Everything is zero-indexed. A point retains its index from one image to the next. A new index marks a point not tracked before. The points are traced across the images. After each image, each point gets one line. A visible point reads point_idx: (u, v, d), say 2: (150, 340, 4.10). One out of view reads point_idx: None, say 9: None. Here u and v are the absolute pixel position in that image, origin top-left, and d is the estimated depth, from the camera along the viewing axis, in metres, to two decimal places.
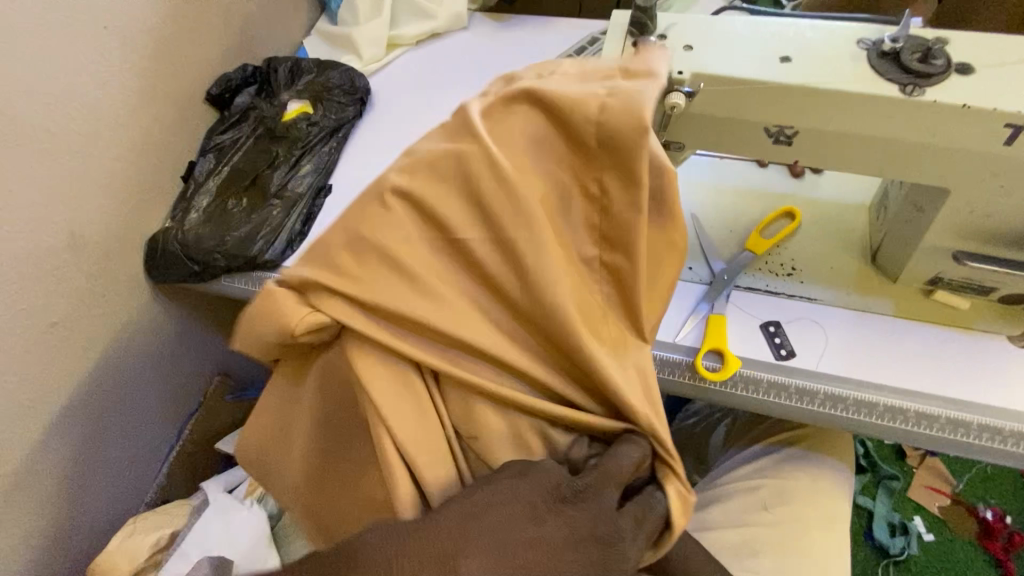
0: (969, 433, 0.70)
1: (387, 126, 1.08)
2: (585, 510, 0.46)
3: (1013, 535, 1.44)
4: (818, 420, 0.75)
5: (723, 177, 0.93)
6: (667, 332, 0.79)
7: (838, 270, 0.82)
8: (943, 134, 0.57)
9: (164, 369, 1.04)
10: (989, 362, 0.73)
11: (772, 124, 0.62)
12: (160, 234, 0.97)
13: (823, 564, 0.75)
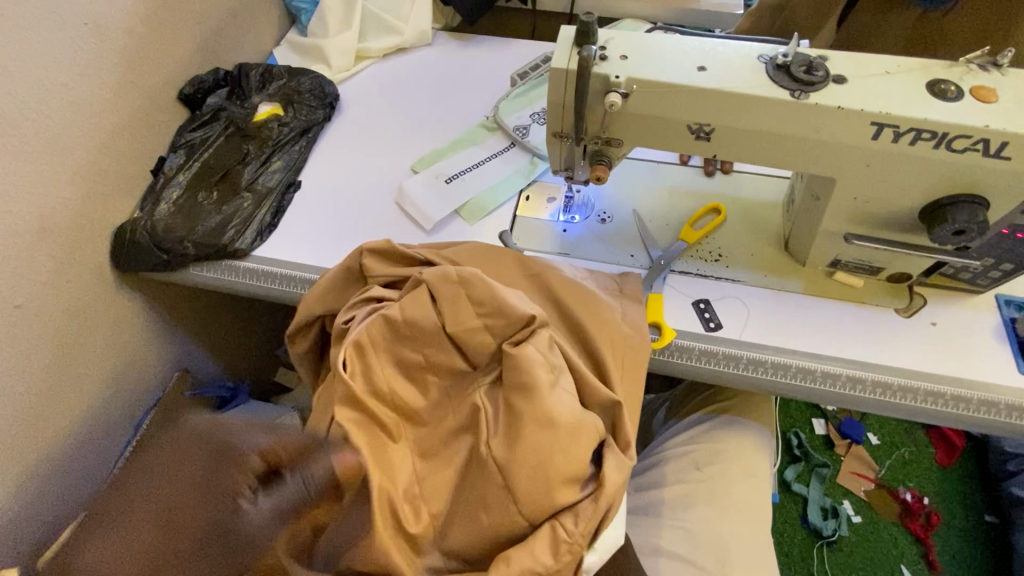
0: (864, 388, 0.82)
1: (355, 130, 1.15)
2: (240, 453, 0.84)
3: (931, 514, 1.48)
4: (745, 382, 0.86)
5: (660, 179, 1.04)
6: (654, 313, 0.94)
7: (757, 256, 0.94)
8: (825, 131, 0.70)
9: (125, 359, 1.05)
10: (878, 329, 0.86)
11: (694, 121, 0.74)
12: (128, 225, 0.99)
13: (745, 510, 0.85)
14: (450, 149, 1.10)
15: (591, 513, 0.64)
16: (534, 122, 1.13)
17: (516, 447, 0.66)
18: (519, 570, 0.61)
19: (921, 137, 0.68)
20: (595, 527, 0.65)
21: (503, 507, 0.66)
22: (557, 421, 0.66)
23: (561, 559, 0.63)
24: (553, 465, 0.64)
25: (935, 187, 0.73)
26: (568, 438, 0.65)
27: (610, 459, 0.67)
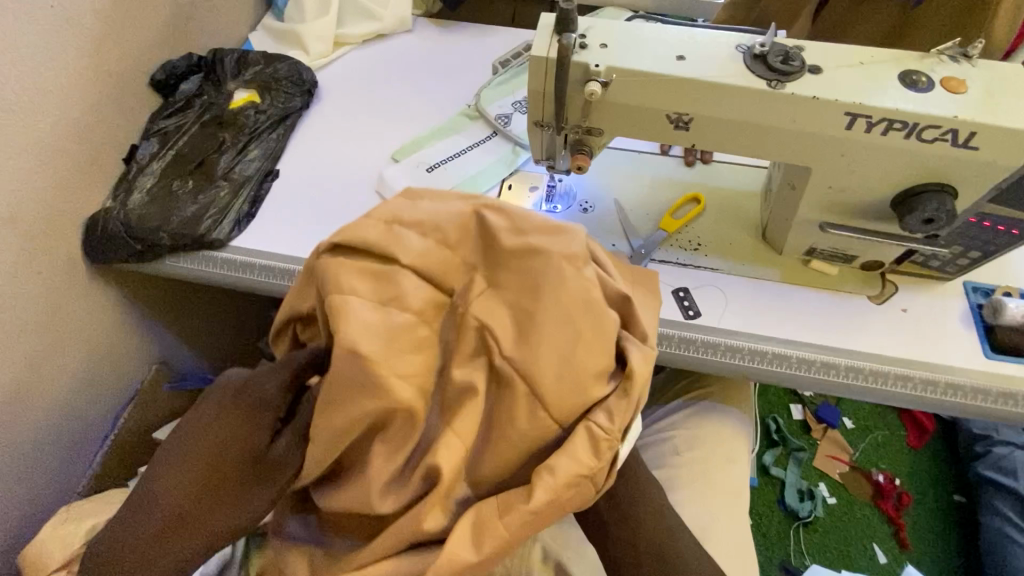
0: (838, 372, 0.85)
1: (334, 117, 1.13)
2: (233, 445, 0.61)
3: (902, 494, 1.52)
4: (723, 369, 0.88)
5: (641, 169, 1.05)
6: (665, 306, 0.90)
7: (736, 245, 0.96)
8: (801, 121, 0.71)
9: (99, 353, 1.03)
10: (852, 316, 0.89)
11: (673, 111, 0.74)
12: (100, 215, 0.97)
13: (724, 493, 0.87)
14: (431, 138, 1.09)
15: (624, 407, 0.59)
16: (515, 111, 1.12)
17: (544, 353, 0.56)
18: (566, 478, 0.57)
19: (893, 127, 0.70)
20: (625, 421, 0.61)
21: (530, 413, 0.58)
22: (576, 317, 0.57)
23: (603, 456, 0.59)
24: (580, 356, 0.57)
25: (907, 176, 0.75)
26: (593, 326, 0.58)
27: (633, 351, 0.62)
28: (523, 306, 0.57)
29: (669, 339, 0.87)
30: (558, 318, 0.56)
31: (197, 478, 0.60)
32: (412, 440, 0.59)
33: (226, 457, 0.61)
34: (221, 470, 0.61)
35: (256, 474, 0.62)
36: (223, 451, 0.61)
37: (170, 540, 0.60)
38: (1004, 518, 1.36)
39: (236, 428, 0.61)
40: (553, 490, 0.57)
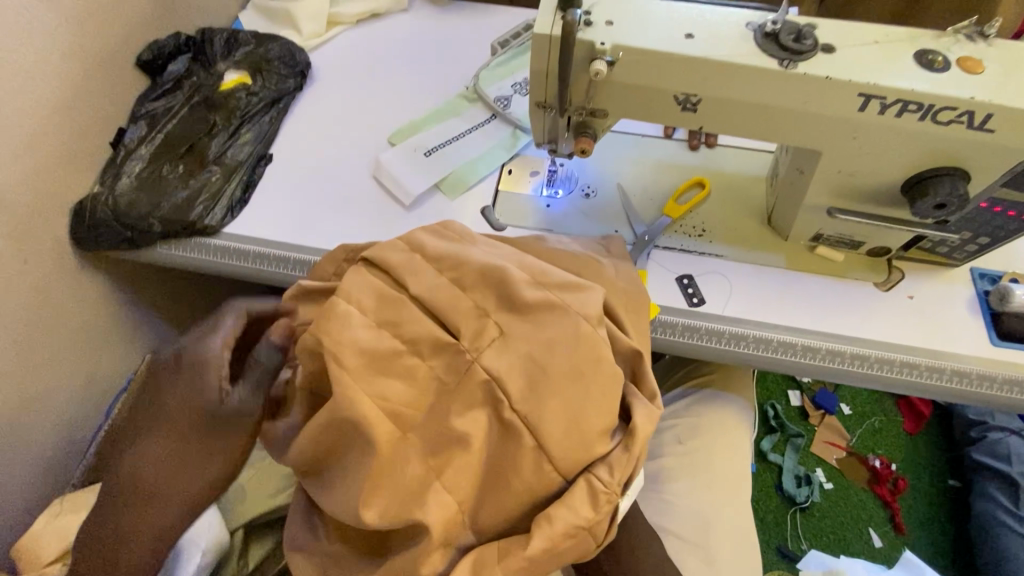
0: (843, 360, 0.83)
1: (329, 99, 1.10)
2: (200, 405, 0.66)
3: (898, 479, 1.53)
4: (727, 357, 0.86)
5: (645, 153, 1.02)
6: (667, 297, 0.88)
7: (741, 231, 0.94)
8: (812, 102, 0.69)
9: (90, 343, 1.00)
10: (858, 302, 0.87)
11: (681, 92, 0.72)
12: (88, 200, 0.94)
13: (727, 482, 0.86)
14: (429, 121, 1.06)
15: (626, 462, 0.61)
16: (515, 93, 1.09)
17: (551, 399, 0.60)
18: (564, 528, 0.58)
19: (907, 108, 0.67)
20: (625, 476, 0.62)
21: (536, 466, 0.60)
22: (585, 373, 0.61)
23: (602, 510, 0.60)
24: (586, 414, 0.60)
25: (918, 160, 0.73)
26: (600, 387, 0.61)
27: (638, 408, 0.65)
28: (541, 356, 0.61)
29: (674, 328, 0.85)
30: (571, 371, 0.60)
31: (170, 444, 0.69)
32: (421, 447, 0.60)
33: (188, 418, 0.67)
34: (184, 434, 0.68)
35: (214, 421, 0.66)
36: (178, 421, 0.68)
37: (150, 504, 0.70)
38: (995, 503, 1.35)
39: (193, 380, 0.67)
40: (551, 538, 0.58)
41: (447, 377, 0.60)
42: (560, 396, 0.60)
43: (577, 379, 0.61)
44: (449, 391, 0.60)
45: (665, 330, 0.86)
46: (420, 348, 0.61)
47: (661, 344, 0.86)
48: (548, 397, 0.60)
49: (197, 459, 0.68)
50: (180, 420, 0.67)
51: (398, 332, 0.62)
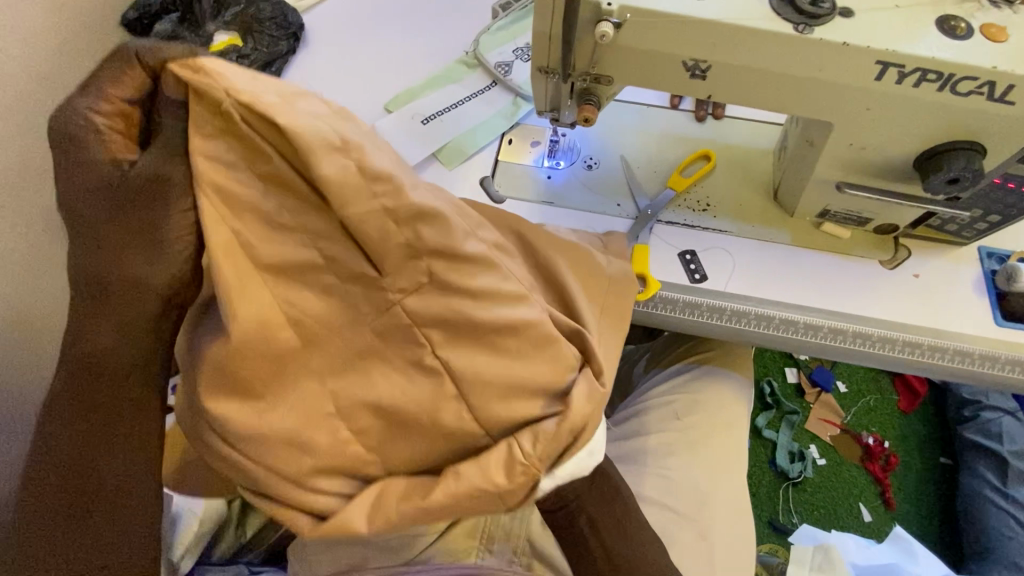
0: (845, 338, 0.82)
1: (323, 63, 1.06)
2: (112, 177, 0.54)
3: (890, 456, 1.55)
4: (727, 334, 0.85)
5: (650, 123, 0.99)
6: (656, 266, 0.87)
7: (746, 206, 0.92)
8: (827, 70, 0.66)
9: None
10: (863, 280, 0.86)
11: (689, 58, 0.69)
12: None
13: (723, 458, 0.86)
14: (426, 87, 1.03)
15: (552, 436, 0.59)
16: (517, 59, 1.05)
17: (482, 357, 0.59)
18: (468, 487, 0.57)
19: (927, 78, 0.65)
20: (556, 452, 0.60)
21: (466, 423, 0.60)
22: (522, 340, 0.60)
23: (514, 480, 0.58)
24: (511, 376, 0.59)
25: (932, 133, 0.70)
26: (536, 353, 0.60)
27: (577, 382, 0.62)
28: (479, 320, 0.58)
29: (675, 305, 0.84)
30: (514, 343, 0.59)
31: (87, 216, 0.55)
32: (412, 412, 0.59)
33: (101, 187, 0.54)
34: (100, 202, 0.54)
35: (133, 191, 0.54)
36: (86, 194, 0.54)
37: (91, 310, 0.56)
38: (982, 480, 1.37)
39: (85, 157, 0.54)
40: (452, 494, 0.57)
41: (392, 341, 0.58)
42: (492, 356, 0.59)
43: (518, 343, 0.59)
44: (387, 371, 0.59)
45: (659, 305, 0.84)
46: (338, 270, 0.54)
47: (653, 319, 0.85)
48: (477, 349, 0.59)
49: (114, 247, 0.55)
50: (89, 180, 0.54)
51: (321, 246, 0.53)
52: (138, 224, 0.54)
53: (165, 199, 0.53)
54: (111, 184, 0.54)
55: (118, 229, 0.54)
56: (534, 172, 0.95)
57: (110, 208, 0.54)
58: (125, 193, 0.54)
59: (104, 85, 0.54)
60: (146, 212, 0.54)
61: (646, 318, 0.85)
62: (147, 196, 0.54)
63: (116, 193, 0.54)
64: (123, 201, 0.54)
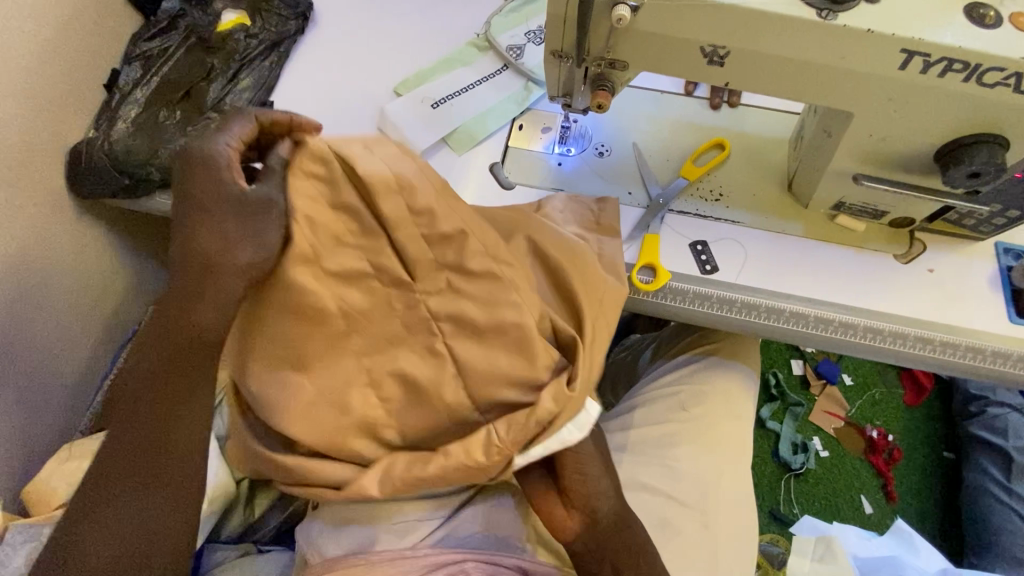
0: (856, 333, 0.81)
1: (332, 44, 1.04)
2: (221, 193, 0.64)
3: (893, 450, 1.55)
4: (737, 326, 0.84)
5: (664, 110, 0.97)
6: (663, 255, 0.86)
7: (760, 196, 0.90)
8: (850, 58, 0.64)
9: (90, 292, 1.00)
10: (877, 274, 0.85)
11: (708, 43, 0.67)
12: (84, 145, 0.91)
13: (727, 449, 0.86)
14: (436, 70, 1.01)
15: (522, 425, 0.64)
16: (529, 42, 1.03)
17: (474, 346, 0.68)
18: (450, 465, 0.65)
19: (952, 68, 0.63)
20: (529, 439, 0.65)
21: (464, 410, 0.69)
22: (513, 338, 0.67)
23: (490, 459, 0.64)
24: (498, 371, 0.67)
25: (954, 125, 0.69)
26: (524, 346, 0.67)
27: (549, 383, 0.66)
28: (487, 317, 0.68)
29: (685, 296, 0.83)
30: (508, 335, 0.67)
31: (198, 221, 0.64)
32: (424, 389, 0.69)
33: (213, 198, 0.64)
34: (210, 213, 0.64)
35: (242, 209, 0.64)
36: (202, 201, 0.64)
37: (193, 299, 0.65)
38: (987, 475, 1.36)
39: (205, 174, 0.65)
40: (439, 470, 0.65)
41: (413, 333, 0.69)
42: (480, 346, 0.68)
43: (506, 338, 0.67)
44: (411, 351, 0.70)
45: (668, 296, 0.84)
46: (384, 277, 0.68)
47: (662, 309, 0.84)
48: (473, 341, 0.68)
49: (215, 247, 0.64)
50: (205, 194, 0.64)
51: (372, 259, 0.68)
52: (236, 232, 0.64)
53: (268, 215, 0.64)
54: (220, 199, 0.64)
55: (225, 235, 0.64)
56: (544, 158, 0.93)
57: (218, 217, 0.64)
58: (232, 209, 0.64)
59: (236, 128, 0.67)
60: (247, 227, 0.64)
61: (655, 307, 0.85)
62: (254, 217, 0.64)
63: (226, 207, 0.64)
64: (231, 213, 0.64)
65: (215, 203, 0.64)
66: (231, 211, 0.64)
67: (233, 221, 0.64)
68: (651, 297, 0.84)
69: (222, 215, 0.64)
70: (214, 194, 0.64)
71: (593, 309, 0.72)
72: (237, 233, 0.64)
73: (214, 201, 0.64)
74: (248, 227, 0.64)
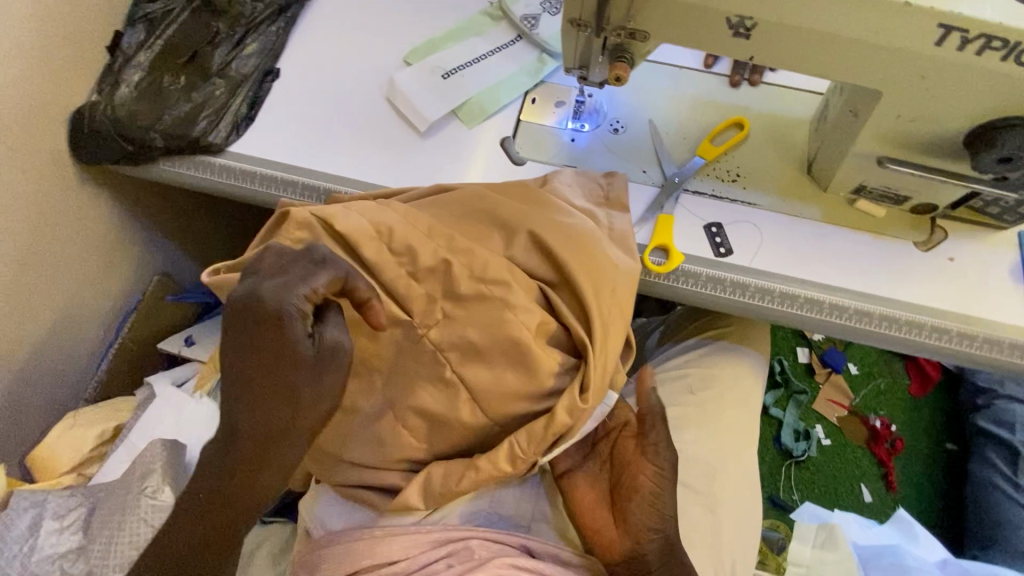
0: (871, 321, 0.80)
1: (340, 11, 1.01)
2: (276, 345, 0.56)
3: (896, 440, 1.54)
4: (750, 311, 0.83)
5: (682, 87, 0.94)
6: (679, 238, 0.84)
7: (778, 178, 0.88)
8: (883, 32, 0.61)
9: (93, 260, 0.99)
10: (894, 261, 0.83)
11: (734, 14, 0.64)
12: (86, 108, 0.89)
13: (733, 434, 0.86)
14: (448, 39, 0.98)
15: (539, 437, 0.68)
16: (544, 12, 0.99)
17: (485, 351, 0.69)
18: (471, 467, 0.70)
19: (991, 46, 0.60)
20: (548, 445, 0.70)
21: (478, 413, 0.70)
22: (518, 350, 0.68)
23: (518, 467, 0.70)
24: (505, 382, 0.69)
25: (989, 106, 0.66)
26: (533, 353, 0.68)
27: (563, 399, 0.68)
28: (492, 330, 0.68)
29: (698, 279, 0.82)
30: (514, 341, 0.68)
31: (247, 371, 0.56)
32: (436, 393, 0.70)
33: (268, 350, 0.56)
34: (259, 366, 0.56)
35: (304, 368, 0.57)
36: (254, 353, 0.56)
37: (231, 445, 0.58)
38: (992, 468, 1.36)
39: (257, 325, 0.56)
40: (462, 471, 0.70)
41: None
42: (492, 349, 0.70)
43: (506, 356, 0.69)
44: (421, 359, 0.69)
45: (682, 279, 0.82)
46: None
47: (673, 292, 0.83)
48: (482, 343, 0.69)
49: (254, 402, 0.56)
50: (261, 351, 0.56)
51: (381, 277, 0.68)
52: (290, 395, 0.56)
53: (324, 375, 0.57)
54: (277, 355, 0.55)
55: (271, 391, 0.56)
56: (556, 134, 0.91)
57: (268, 374, 0.56)
58: (282, 368, 0.56)
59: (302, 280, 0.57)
60: (299, 390, 0.57)
61: (667, 290, 0.83)
62: (304, 380, 0.56)
63: (276, 364, 0.56)
64: (291, 374, 0.56)
65: (264, 359, 0.56)
66: (286, 375, 0.56)
67: (289, 375, 0.56)
68: (665, 281, 0.82)
69: (274, 374, 0.56)
70: (275, 399, 0.56)
71: (606, 302, 0.71)
72: (297, 390, 0.57)
73: (266, 356, 0.56)
74: (307, 388, 0.57)
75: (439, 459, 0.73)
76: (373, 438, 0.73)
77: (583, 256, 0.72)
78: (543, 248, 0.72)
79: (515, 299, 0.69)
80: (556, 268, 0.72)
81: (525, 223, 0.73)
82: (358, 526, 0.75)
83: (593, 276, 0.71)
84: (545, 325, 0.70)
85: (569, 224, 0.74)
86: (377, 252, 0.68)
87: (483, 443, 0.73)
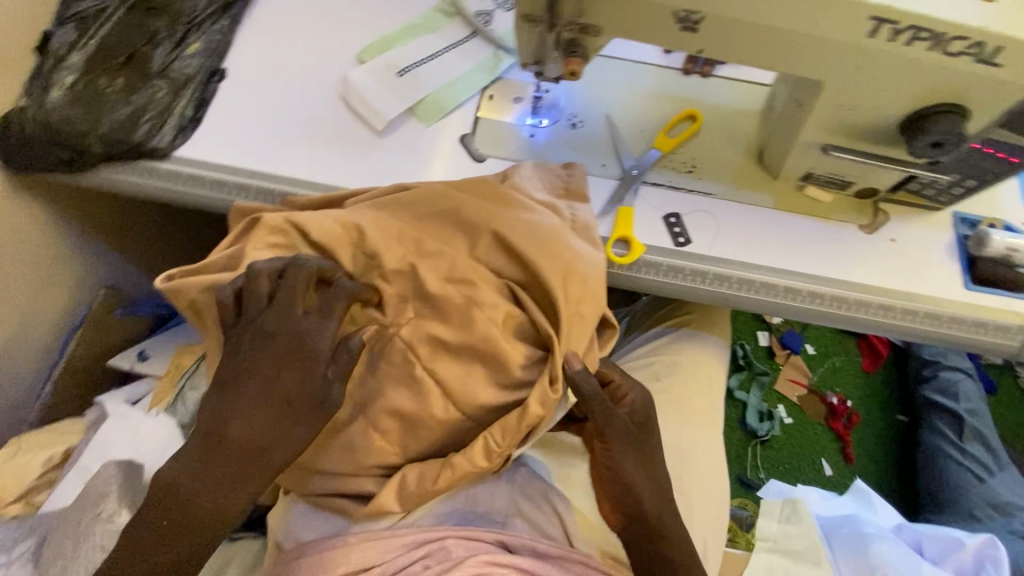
0: (822, 302, 0.83)
1: (288, 9, 0.98)
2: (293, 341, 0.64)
3: (852, 414, 1.62)
4: (710, 297, 0.85)
5: (636, 81, 0.96)
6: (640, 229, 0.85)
7: (731, 168, 0.90)
8: (822, 25, 0.64)
9: (32, 275, 0.93)
10: (842, 243, 0.86)
11: (681, 8, 0.66)
12: (14, 112, 0.83)
13: (699, 416, 0.88)
14: (402, 36, 0.97)
15: (513, 431, 0.68)
16: (498, 7, 0.99)
17: (453, 347, 0.69)
18: (446, 465, 0.69)
19: (919, 36, 0.63)
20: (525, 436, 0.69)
21: (450, 411, 0.70)
22: (486, 345, 0.68)
23: (494, 462, 0.69)
24: (475, 377, 0.70)
25: (921, 93, 0.69)
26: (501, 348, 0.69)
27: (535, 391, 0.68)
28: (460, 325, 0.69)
29: (659, 269, 0.83)
30: (481, 336, 0.68)
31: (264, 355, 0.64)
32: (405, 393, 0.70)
33: (291, 343, 0.64)
34: (278, 356, 0.64)
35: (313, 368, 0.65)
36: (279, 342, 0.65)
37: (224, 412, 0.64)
38: (940, 435, 1.44)
39: (289, 316, 0.65)
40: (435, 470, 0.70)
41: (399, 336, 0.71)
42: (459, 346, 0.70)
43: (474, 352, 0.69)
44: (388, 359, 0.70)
45: (645, 270, 0.84)
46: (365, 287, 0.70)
47: (636, 282, 0.84)
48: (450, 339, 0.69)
49: (265, 383, 0.64)
50: (283, 343, 0.64)
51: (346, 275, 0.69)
52: (296, 386, 0.64)
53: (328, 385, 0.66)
54: (298, 351, 0.64)
55: (280, 379, 0.64)
56: (515, 129, 0.91)
57: (284, 362, 0.64)
58: (297, 364, 0.64)
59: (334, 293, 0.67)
60: (302, 391, 0.64)
61: (630, 281, 0.85)
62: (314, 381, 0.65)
63: (295, 357, 0.64)
64: (298, 373, 0.64)
65: (284, 353, 0.64)
66: (296, 373, 0.64)
67: (298, 371, 0.64)
68: (628, 272, 0.84)
69: (289, 363, 0.64)
70: (272, 421, 0.64)
71: (574, 292, 0.72)
72: (302, 386, 0.64)
73: (285, 347, 0.64)
74: (308, 385, 0.65)
75: (411, 461, 0.72)
76: (343, 443, 0.71)
77: (546, 249, 0.72)
78: (507, 242, 0.72)
79: (479, 296, 0.69)
80: (520, 264, 0.72)
81: (487, 218, 0.73)
82: (331, 535, 0.73)
83: (558, 269, 0.71)
84: (511, 319, 0.71)
85: (531, 219, 0.74)
86: (350, 259, 0.71)
87: (455, 441, 0.73)
